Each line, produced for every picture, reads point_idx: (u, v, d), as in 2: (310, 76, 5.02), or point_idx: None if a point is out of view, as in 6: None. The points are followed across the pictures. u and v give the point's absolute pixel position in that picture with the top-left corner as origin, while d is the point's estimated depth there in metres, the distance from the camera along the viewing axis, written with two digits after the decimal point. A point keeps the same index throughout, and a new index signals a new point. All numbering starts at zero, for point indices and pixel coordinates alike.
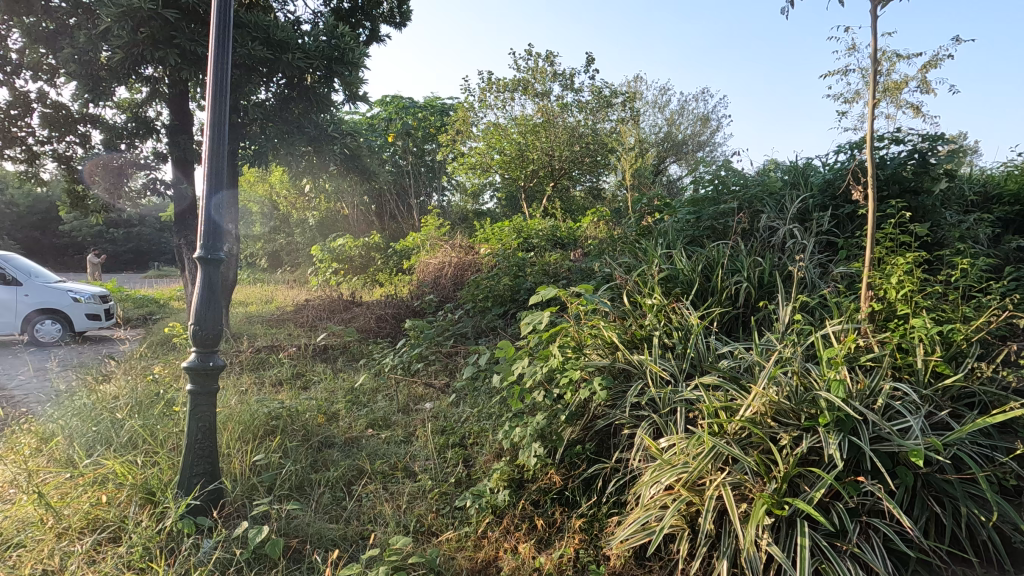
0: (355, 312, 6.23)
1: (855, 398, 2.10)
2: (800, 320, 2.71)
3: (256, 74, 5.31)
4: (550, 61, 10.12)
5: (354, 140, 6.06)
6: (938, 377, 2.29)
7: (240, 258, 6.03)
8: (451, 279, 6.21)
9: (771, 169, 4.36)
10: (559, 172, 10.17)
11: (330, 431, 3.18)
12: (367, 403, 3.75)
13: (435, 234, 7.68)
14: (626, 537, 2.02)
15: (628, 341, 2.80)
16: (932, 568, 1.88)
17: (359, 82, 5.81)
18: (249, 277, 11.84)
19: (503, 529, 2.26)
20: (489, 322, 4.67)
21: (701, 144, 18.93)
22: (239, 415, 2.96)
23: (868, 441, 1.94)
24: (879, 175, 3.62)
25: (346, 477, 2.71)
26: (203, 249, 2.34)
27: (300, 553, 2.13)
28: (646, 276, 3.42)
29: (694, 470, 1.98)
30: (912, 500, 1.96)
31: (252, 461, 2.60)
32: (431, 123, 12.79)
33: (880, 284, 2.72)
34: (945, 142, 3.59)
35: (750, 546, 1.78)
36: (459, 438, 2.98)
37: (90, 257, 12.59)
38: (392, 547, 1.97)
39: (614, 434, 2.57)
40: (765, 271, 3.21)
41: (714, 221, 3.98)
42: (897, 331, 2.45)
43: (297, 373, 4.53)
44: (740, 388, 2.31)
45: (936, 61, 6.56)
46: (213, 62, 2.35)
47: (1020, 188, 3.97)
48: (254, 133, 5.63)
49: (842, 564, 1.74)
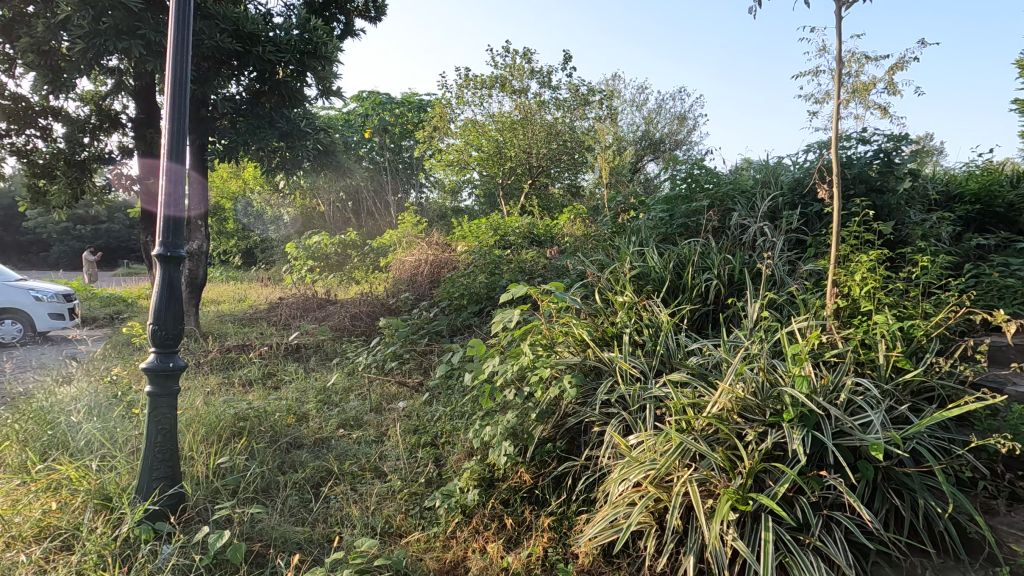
0: (329, 311, 6.13)
1: (819, 394, 2.13)
2: (768, 317, 2.75)
3: (226, 67, 5.23)
4: (527, 58, 10.09)
5: (327, 136, 5.95)
6: (900, 372, 2.33)
7: (208, 255, 5.89)
8: (427, 276, 6.15)
9: (742, 168, 4.42)
10: (537, 170, 10.16)
11: (299, 432, 3.13)
12: (339, 402, 3.70)
13: (411, 231, 7.59)
14: (594, 535, 2.02)
15: (599, 338, 2.81)
16: (891, 560, 1.91)
17: (333, 76, 5.71)
18: (223, 275, 11.63)
19: (472, 528, 2.24)
20: (465, 320, 4.64)
21: (679, 142, 19.09)
22: (203, 416, 2.89)
23: (830, 435, 1.97)
24: (846, 174, 3.70)
25: (313, 479, 2.66)
26: (163, 246, 2.26)
27: (264, 557, 2.08)
28: (618, 273, 3.43)
29: (662, 467, 1.99)
30: (873, 493, 2.00)
31: (216, 463, 2.54)
32: (408, 119, 12.65)
33: (844, 281, 2.77)
34: (909, 142, 3.68)
35: (715, 542, 1.79)
36: (431, 438, 2.96)
37: (87, 253, 12.80)
38: (357, 549, 1.94)
39: (585, 431, 2.58)
40: (735, 268, 3.24)
41: (686, 219, 4.03)
42: (861, 327, 2.50)
43: (268, 373, 4.45)
44: (708, 385, 2.34)
45: (902, 63, 6.73)
46: (173, 53, 2.28)
47: (981, 188, 4.08)
48: (224, 127, 5.51)
49: (805, 558, 1.76)
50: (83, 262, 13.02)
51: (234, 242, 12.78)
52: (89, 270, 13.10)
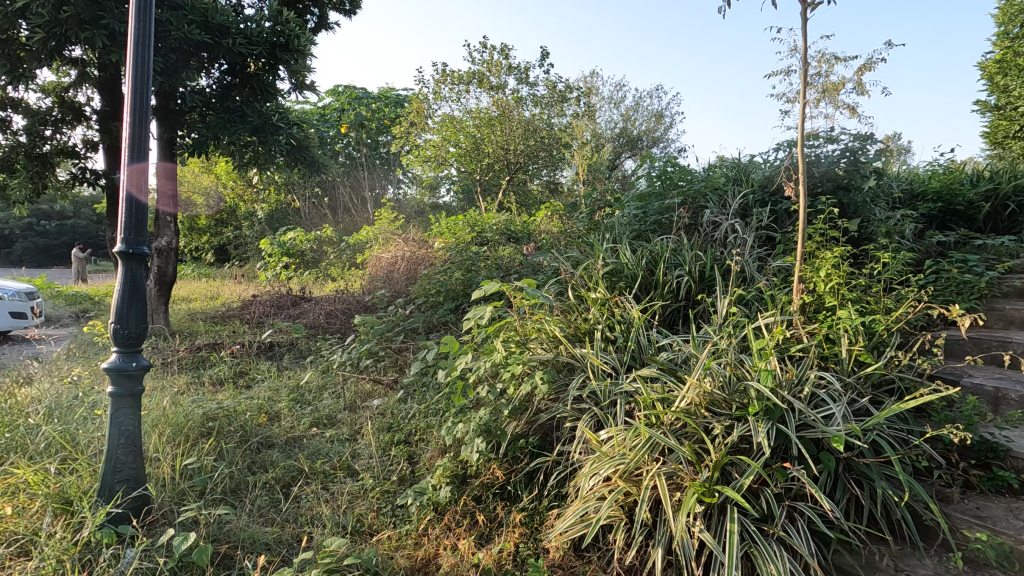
0: (304, 308, 6.05)
1: (785, 387, 2.18)
2: (736, 313, 2.80)
3: (196, 59, 5.01)
4: (505, 53, 10.04)
5: (300, 131, 5.84)
6: (862, 365, 2.40)
7: (178, 252, 5.75)
8: (404, 273, 6.10)
9: (715, 167, 4.48)
10: (515, 166, 10.13)
11: (270, 432, 3.09)
12: (312, 401, 3.65)
13: (388, 227, 7.50)
14: (564, 529, 2.04)
15: (572, 334, 2.83)
16: (851, 548, 1.97)
17: (306, 70, 5.58)
18: (195, 271, 11.40)
19: (444, 525, 2.24)
20: (441, 317, 4.57)
21: (656, 140, 19.32)
22: (170, 416, 2.83)
23: (794, 428, 2.02)
24: (814, 172, 3.79)
25: (284, 480, 2.63)
26: (124, 244, 2.20)
27: (231, 559, 2.05)
28: (591, 270, 3.47)
29: (631, 461, 2.02)
30: (835, 483, 2.05)
31: (183, 465, 2.49)
32: (385, 115, 12.51)
33: (810, 277, 2.84)
34: (875, 142, 3.77)
35: (682, 534, 1.82)
36: (405, 435, 2.95)
37: (76, 251, 12.69)
38: (326, 549, 1.93)
39: (557, 427, 2.60)
40: (706, 265, 3.29)
41: (659, 216, 4.08)
42: (826, 322, 2.55)
43: (239, 371, 4.37)
44: (678, 380, 2.37)
45: (869, 63, 6.90)
46: (134, 44, 2.21)
47: (942, 187, 4.22)
48: (193, 121, 5.39)
49: (769, 548, 1.80)
50: (73, 260, 12.93)
51: (207, 238, 12.50)
52: (80, 268, 13.00)
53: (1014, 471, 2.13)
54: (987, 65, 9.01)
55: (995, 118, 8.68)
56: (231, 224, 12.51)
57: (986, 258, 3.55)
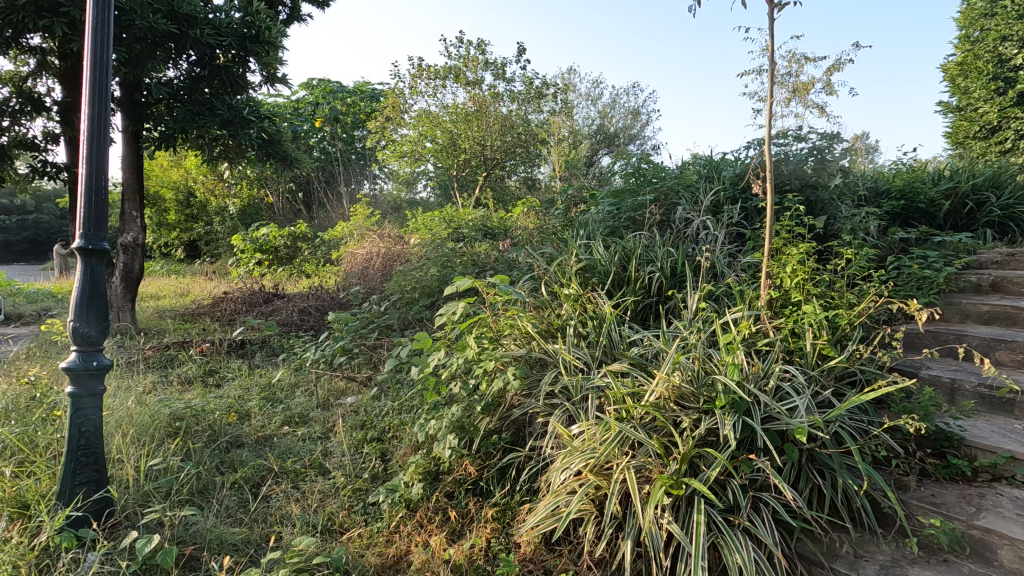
0: (276, 305, 5.94)
1: (750, 381, 2.23)
2: (706, 308, 2.85)
3: (162, 50, 4.85)
4: (481, 48, 9.96)
5: (272, 124, 5.69)
6: (825, 358, 2.47)
7: (145, 248, 5.56)
8: (379, 269, 6.06)
9: (688, 164, 4.54)
10: (492, 162, 10.11)
11: (240, 431, 3.04)
12: (283, 399, 3.59)
13: (363, 223, 7.40)
14: (536, 523, 2.05)
15: (545, 330, 2.85)
16: (814, 536, 2.03)
17: (277, 62, 5.44)
18: (164, 268, 11.10)
19: (416, 522, 2.24)
20: (416, 314, 4.52)
21: (633, 137, 19.46)
22: (135, 416, 2.76)
23: (759, 420, 2.06)
24: (783, 170, 3.87)
25: (253, 480, 2.59)
26: (84, 239, 2.13)
27: (197, 560, 2.01)
28: (565, 266, 3.49)
29: (601, 455, 2.04)
30: (799, 474, 2.11)
31: (147, 466, 2.43)
32: (360, 109, 12.34)
33: (777, 273, 2.90)
34: (840, 141, 3.87)
35: (650, 526, 1.85)
36: (378, 432, 2.94)
37: (58, 249, 12.41)
38: (295, 548, 1.91)
39: (530, 423, 2.62)
40: (677, 261, 3.34)
41: (633, 213, 4.13)
42: (791, 317, 2.62)
43: (209, 370, 4.28)
44: (648, 374, 2.41)
45: (837, 63, 7.07)
46: (92, 32, 2.14)
47: (905, 186, 4.34)
48: (160, 114, 5.25)
49: (734, 538, 1.84)
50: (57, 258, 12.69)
51: (176, 234, 12.16)
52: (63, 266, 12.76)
53: (967, 459, 2.22)
54: (948, 67, 9.31)
55: (957, 119, 8.98)
56: (201, 219, 12.19)
57: (945, 254, 3.69)
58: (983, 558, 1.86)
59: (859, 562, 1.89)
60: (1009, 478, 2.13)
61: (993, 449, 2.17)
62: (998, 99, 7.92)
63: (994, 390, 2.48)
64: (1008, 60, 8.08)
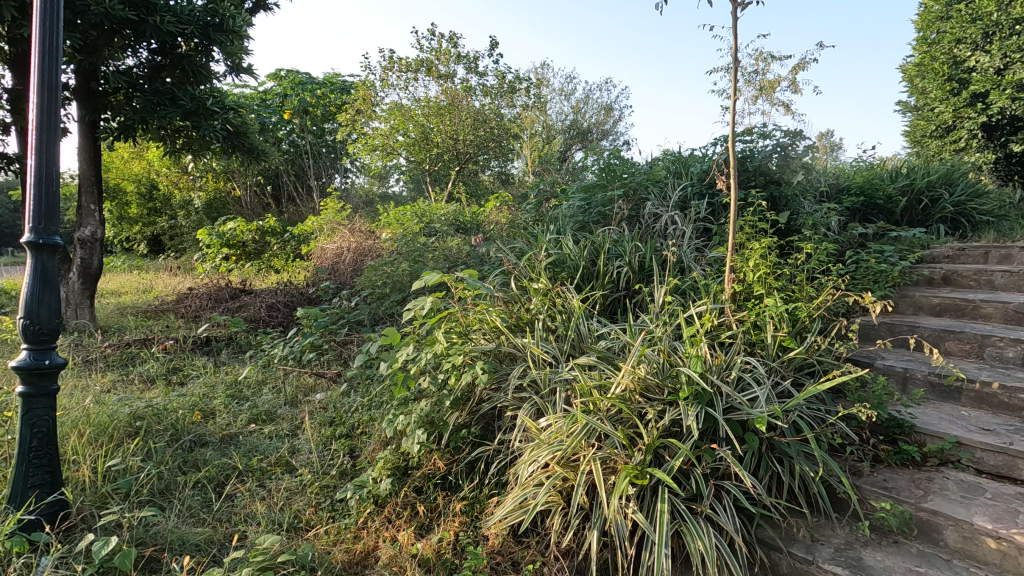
0: (243, 301, 5.81)
1: (713, 372, 2.28)
2: (672, 301, 2.91)
3: (119, 37, 4.66)
4: (454, 42, 9.86)
5: (238, 116, 5.51)
6: (786, 349, 2.54)
7: (103, 243, 5.34)
8: (350, 264, 6.01)
9: (657, 160, 4.61)
10: (464, 157, 10.06)
11: (204, 429, 2.97)
12: (250, 396, 3.52)
13: (333, 217, 7.27)
14: (503, 516, 2.07)
15: (513, 325, 2.88)
16: (773, 521, 2.10)
17: (242, 52, 5.28)
18: (125, 263, 10.74)
19: (384, 518, 2.23)
20: (387, 310, 4.49)
21: (605, 133, 19.65)
22: (92, 417, 2.67)
23: (721, 411, 2.11)
24: (748, 167, 3.97)
25: (216, 479, 2.54)
26: (34, 233, 2.05)
27: (157, 562, 1.97)
28: (535, 260, 3.53)
29: (568, 448, 2.07)
30: (759, 462, 2.17)
31: (105, 466, 2.36)
32: (331, 101, 11.82)
33: (741, 267, 2.98)
34: (803, 138, 3.99)
35: (616, 515, 1.88)
36: (347, 429, 2.92)
37: None
38: (259, 547, 1.88)
39: (498, 417, 2.64)
40: (644, 256, 3.40)
41: (602, 208, 4.19)
42: (754, 310, 2.68)
43: (173, 368, 4.17)
44: (614, 367, 2.44)
45: (802, 63, 7.26)
46: (40, 14, 2.04)
47: (864, 182, 4.48)
48: (119, 103, 5.07)
49: (696, 525, 1.88)
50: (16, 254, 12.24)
51: (138, 228, 11.69)
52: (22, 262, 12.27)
53: (917, 444, 2.32)
54: (907, 68, 9.61)
55: (915, 118, 9.27)
56: (164, 213, 11.80)
57: (899, 249, 3.83)
58: (930, 538, 1.95)
59: (815, 545, 1.96)
60: (956, 462, 2.23)
61: (941, 435, 2.28)
62: (953, 100, 8.21)
63: (943, 378, 2.60)
64: (962, 62, 8.34)
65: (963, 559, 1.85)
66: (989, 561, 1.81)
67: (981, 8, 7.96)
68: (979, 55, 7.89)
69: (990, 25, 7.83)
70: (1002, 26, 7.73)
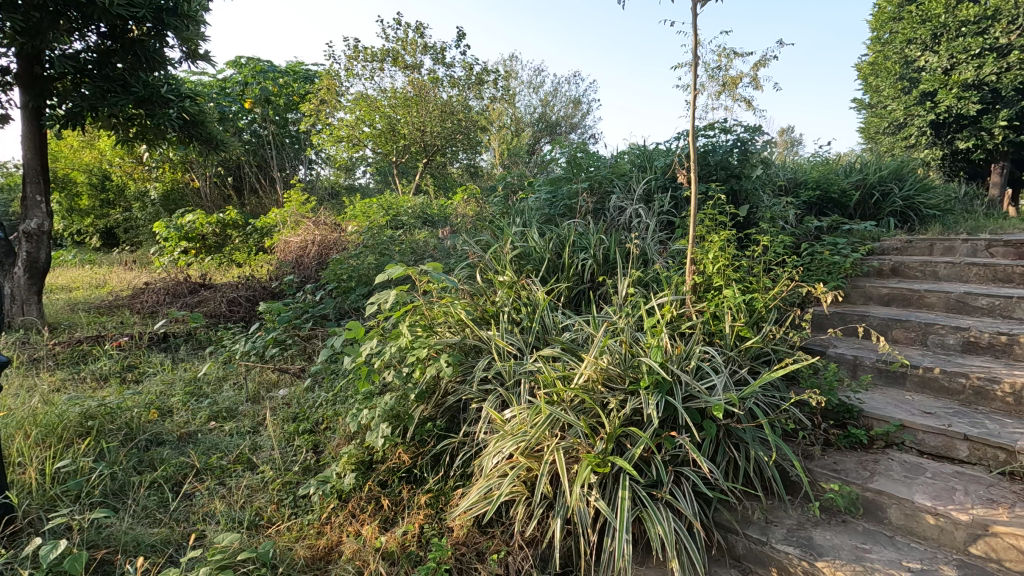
0: (203, 295, 5.64)
1: (673, 361, 2.33)
2: (634, 293, 2.97)
3: (65, 19, 4.43)
4: (420, 32, 9.70)
5: (195, 104, 5.31)
6: (742, 339, 2.62)
7: (51, 236, 5.07)
8: (314, 257, 5.90)
9: (623, 154, 4.67)
10: (432, 149, 9.98)
11: (161, 427, 2.89)
12: (210, 393, 3.44)
13: (297, 209, 7.10)
14: (467, 507, 2.09)
15: (479, 317, 2.89)
16: (729, 505, 2.17)
17: (198, 38, 5.12)
18: (77, 257, 10.27)
19: (348, 512, 2.21)
20: (352, 303, 4.44)
21: (574, 126, 19.74)
22: (39, 417, 2.56)
23: (680, 399, 2.17)
24: (709, 161, 4.07)
25: (173, 478, 2.47)
26: None
27: (111, 564, 1.91)
28: (500, 253, 3.54)
29: (532, 438, 2.09)
30: (717, 448, 2.23)
31: (54, 468, 2.28)
32: (294, 90, 11.51)
33: (701, 259, 3.05)
34: (761, 134, 4.10)
35: (578, 504, 1.92)
36: (311, 425, 2.88)
37: None
38: (217, 546, 1.84)
39: (464, 409, 2.65)
40: (608, 249, 3.45)
41: (568, 201, 4.23)
42: (713, 301, 2.75)
43: (127, 365, 4.03)
44: (577, 358, 2.48)
45: (763, 59, 7.45)
46: None
47: (820, 177, 4.63)
48: (66, 89, 4.83)
49: (656, 511, 1.93)
50: None
51: (90, 221, 11.15)
52: None
53: (865, 428, 2.43)
54: (862, 67, 9.94)
55: (869, 116, 9.61)
56: (119, 205, 11.30)
57: (852, 241, 3.99)
58: (875, 516, 2.04)
59: (768, 527, 2.03)
60: (900, 444, 2.34)
61: (886, 418, 2.39)
62: (904, 98, 8.52)
63: (889, 365, 2.72)
64: (912, 62, 8.69)
65: (904, 535, 1.95)
66: (927, 536, 1.92)
67: (930, 10, 8.27)
68: (929, 55, 8.18)
69: (938, 26, 8.14)
70: (949, 28, 8.03)
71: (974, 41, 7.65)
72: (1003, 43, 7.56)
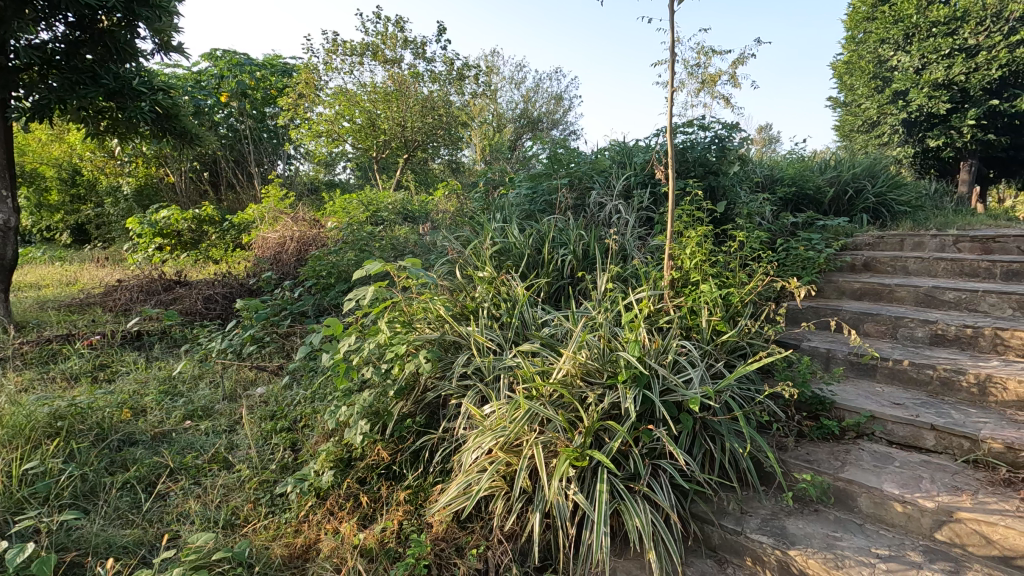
0: (177, 292, 5.53)
1: (651, 356, 2.36)
2: (613, 289, 2.99)
3: (30, 8, 4.27)
4: (400, 26, 9.61)
5: (168, 97, 5.20)
6: (719, 333, 2.66)
7: (16, 232, 4.91)
8: (293, 254, 5.83)
9: (603, 150, 4.69)
10: (413, 144, 9.92)
11: (134, 427, 2.83)
12: (185, 392, 3.37)
13: (276, 205, 6.99)
14: (446, 503, 2.09)
15: (458, 313, 2.89)
16: (705, 496, 2.21)
17: (171, 29, 5.00)
18: (46, 254, 9.96)
19: (326, 510, 2.20)
20: (332, 300, 4.41)
21: (556, 122, 19.72)
22: (5, 418, 2.49)
23: (658, 393, 2.19)
24: (686, 158, 4.12)
25: (147, 479, 2.42)
26: None
27: (82, 567, 1.88)
28: (480, 249, 3.53)
29: (511, 433, 2.10)
30: (693, 441, 2.26)
31: (21, 471, 2.21)
32: (271, 84, 11.32)
33: (679, 254, 3.07)
34: (738, 130, 4.15)
35: (556, 497, 1.93)
36: (289, 422, 2.84)
37: None
38: (191, 546, 1.82)
39: (443, 405, 2.65)
40: (588, 244, 3.46)
41: (548, 197, 4.24)
42: (690, 295, 2.78)
43: (99, 364, 3.93)
44: (556, 354, 2.49)
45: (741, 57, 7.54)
46: None
47: (795, 174, 4.71)
48: (32, 80, 4.67)
49: (634, 503, 1.95)
50: None
51: (60, 217, 10.83)
52: None
53: (836, 419, 2.49)
54: (837, 66, 10.12)
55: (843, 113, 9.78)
56: (90, 200, 11.00)
57: (826, 237, 4.07)
58: (845, 505, 2.10)
59: (743, 517, 2.07)
60: (870, 434, 2.40)
61: (857, 409, 2.45)
62: (877, 97, 8.70)
63: (860, 357, 2.79)
64: (886, 61, 8.86)
65: (873, 523, 2.00)
66: (895, 523, 1.97)
67: (902, 10, 8.44)
68: (901, 55, 8.36)
69: (910, 26, 8.32)
70: (921, 28, 8.20)
71: (945, 41, 7.81)
72: (971, 44, 7.76)
